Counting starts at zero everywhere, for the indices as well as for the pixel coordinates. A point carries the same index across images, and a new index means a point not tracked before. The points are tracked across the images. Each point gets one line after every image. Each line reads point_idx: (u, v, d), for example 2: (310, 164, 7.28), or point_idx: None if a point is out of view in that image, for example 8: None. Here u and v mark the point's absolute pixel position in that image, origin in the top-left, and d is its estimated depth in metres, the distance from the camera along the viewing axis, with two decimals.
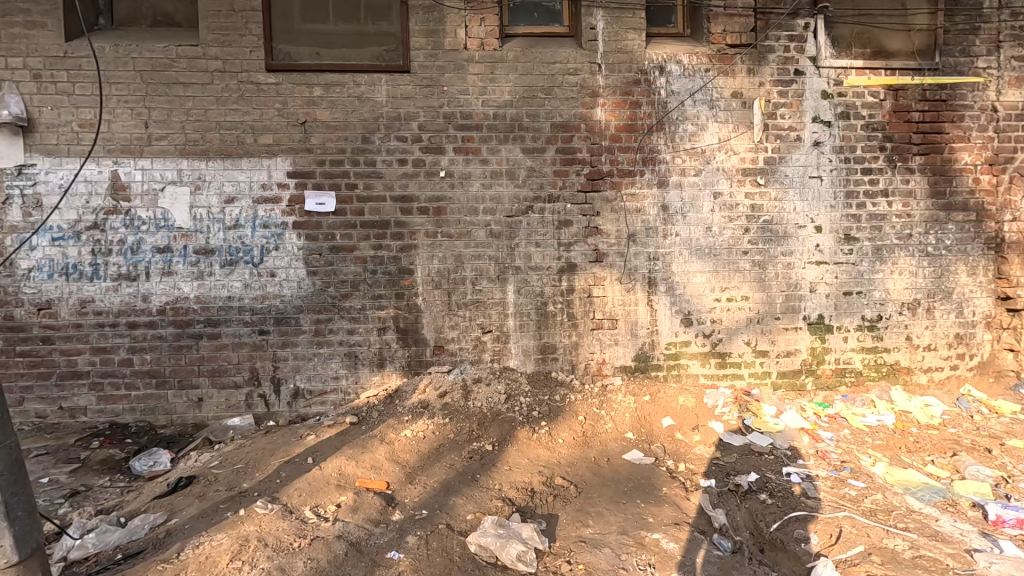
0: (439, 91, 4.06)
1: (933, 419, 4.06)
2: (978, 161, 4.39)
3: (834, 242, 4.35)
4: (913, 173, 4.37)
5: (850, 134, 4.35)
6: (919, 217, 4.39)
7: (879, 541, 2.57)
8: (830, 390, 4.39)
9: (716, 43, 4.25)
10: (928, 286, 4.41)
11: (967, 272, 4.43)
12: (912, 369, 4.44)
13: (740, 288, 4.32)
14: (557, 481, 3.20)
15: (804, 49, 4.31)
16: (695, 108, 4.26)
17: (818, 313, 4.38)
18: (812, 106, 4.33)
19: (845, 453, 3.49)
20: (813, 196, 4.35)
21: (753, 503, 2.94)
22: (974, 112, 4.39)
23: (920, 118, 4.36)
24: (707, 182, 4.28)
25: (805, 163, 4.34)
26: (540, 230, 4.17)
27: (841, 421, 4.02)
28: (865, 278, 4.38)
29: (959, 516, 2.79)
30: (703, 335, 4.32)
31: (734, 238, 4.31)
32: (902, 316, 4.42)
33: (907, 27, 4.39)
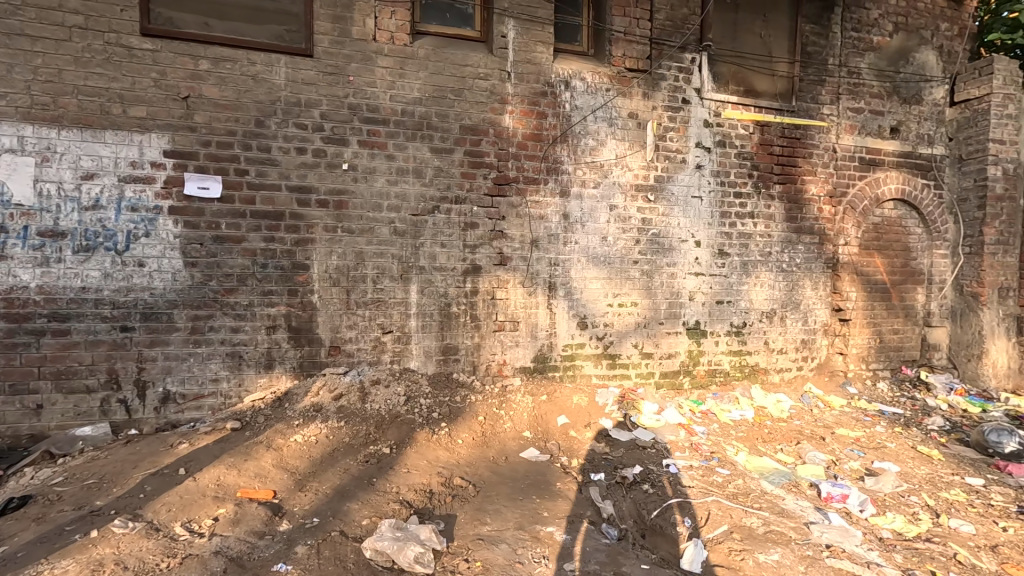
0: (344, 79, 3.89)
1: (783, 413, 4.68)
2: (822, 192, 5.17)
3: (710, 256, 4.87)
4: (773, 199, 5.03)
5: (725, 161, 4.89)
6: (777, 238, 5.05)
7: (739, 520, 2.87)
8: (703, 388, 4.88)
9: (616, 65, 4.57)
10: (782, 298, 5.10)
11: (811, 287, 5.18)
12: (768, 369, 5.10)
13: (630, 295, 4.67)
14: (456, 481, 3.21)
15: (690, 81, 4.78)
16: (596, 124, 4.53)
17: (695, 319, 4.86)
18: (696, 132, 4.81)
19: (714, 444, 3.91)
20: (694, 214, 4.82)
21: (637, 493, 3.17)
22: (819, 151, 5.16)
23: (780, 152, 5.04)
24: (605, 195, 4.57)
25: (688, 183, 4.80)
26: (446, 230, 4.16)
27: (711, 416, 4.49)
28: (733, 289, 4.95)
29: (800, 495, 3.21)
30: (597, 338, 4.59)
31: (626, 249, 4.64)
32: (761, 323, 5.05)
33: (772, 72, 5.06)
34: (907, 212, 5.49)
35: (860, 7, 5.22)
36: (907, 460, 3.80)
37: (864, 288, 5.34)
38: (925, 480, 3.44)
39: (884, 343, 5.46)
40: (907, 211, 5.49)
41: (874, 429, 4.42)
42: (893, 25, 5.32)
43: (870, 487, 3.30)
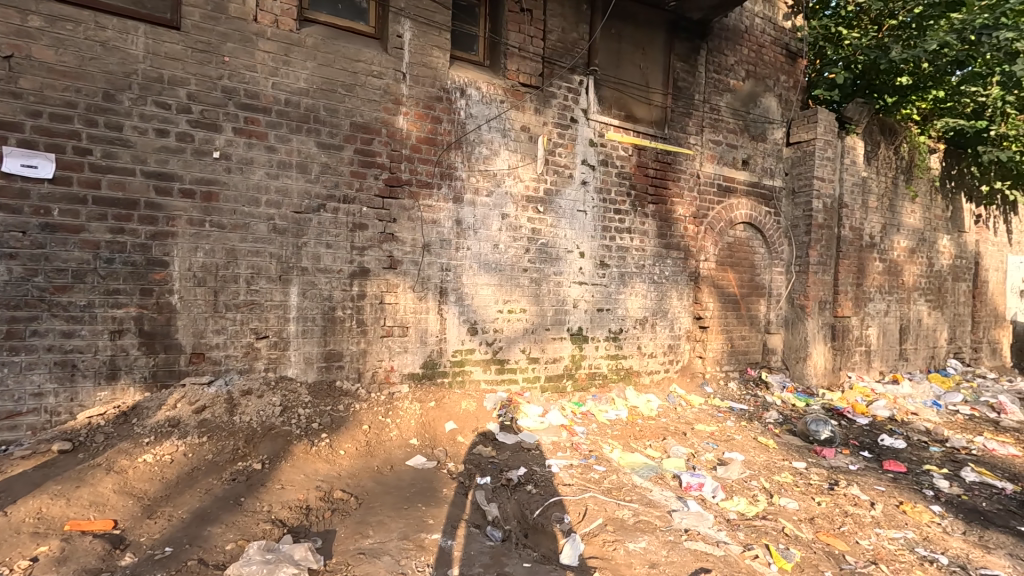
0: (217, 59, 3.54)
1: (652, 411, 5.14)
2: (687, 213, 5.79)
3: (593, 267, 5.20)
4: (647, 217, 5.52)
5: (607, 179, 5.27)
6: (650, 252, 5.55)
7: (612, 513, 3.06)
8: (584, 391, 5.19)
9: (510, 78, 4.72)
10: (653, 306, 5.60)
11: (677, 297, 5.77)
12: (640, 372, 5.57)
13: (519, 301, 4.81)
14: (336, 494, 3.05)
15: (578, 101, 5.10)
16: (489, 134, 4.62)
17: (578, 325, 5.15)
18: (582, 150, 5.12)
19: (592, 443, 4.16)
20: (579, 226, 5.12)
21: (521, 494, 3.26)
22: (686, 176, 5.77)
23: (654, 174, 5.55)
24: (497, 203, 4.67)
25: (574, 198, 5.09)
26: (332, 230, 3.95)
27: (590, 416, 4.78)
28: (612, 298, 5.33)
29: (664, 486, 3.52)
30: (486, 344, 4.66)
31: (516, 257, 4.78)
32: (635, 330, 5.50)
33: (649, 101, 5.57)
34: (754, 234, 6.35)
35: (720, 53, 5.96)
36: (750, 449, 4.36)
37: (719, 299, 6.07)
38: (763, 466, 3.96)
39: (734, 348, 6.24)
40: (753, 233, 6.35)
41: (725, 424, 5.01)
42: (745, 72, 6.14)
43: (720, 475, 3.73)
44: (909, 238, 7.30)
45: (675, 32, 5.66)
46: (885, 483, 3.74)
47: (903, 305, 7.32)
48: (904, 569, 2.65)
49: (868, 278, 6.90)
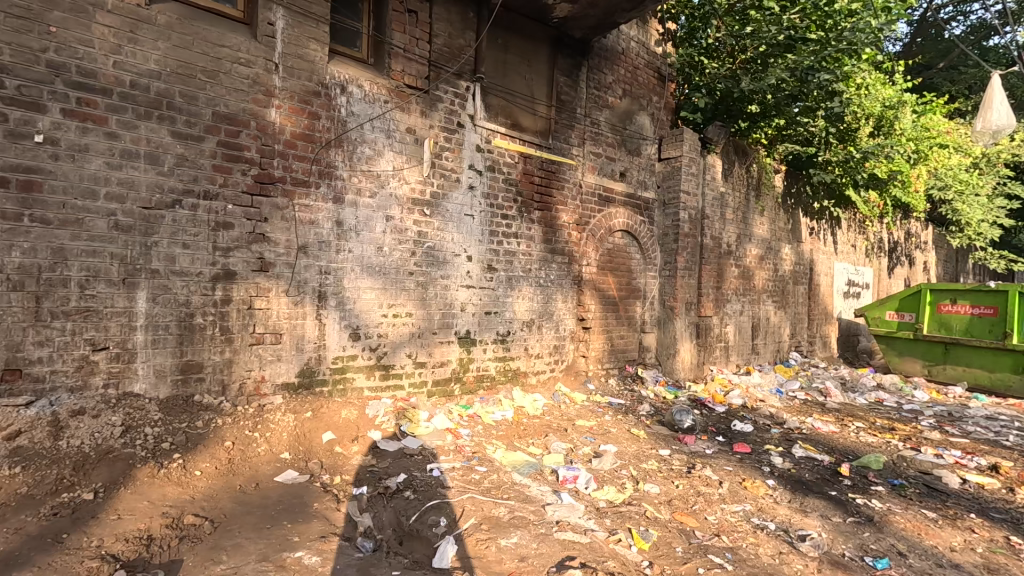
0: (41, 28, 3.07)
1: (537, 410, 5.32)
2: (571, 220, 6.09)
3: (480, 270, 5.27)
4: (533, 223, 5.72)
5: (494, 184, 5.38)
6: (536, 256, 5.75)
7: (489, 511, 3.11)
8: (471, 394, 5.24)
9: (394, 79, 4.64)
10: (539, 309, 5.81)
11: (562, 300, 6.04)
12: (526, 372, 5.75)
13: (405, 305, 4.73)
14: (187, 519, 2.78)
15: (465, 107, 5.15)
16: (372, 133, 4.50)
17: (466, 328, 5.19)
18: (469, 155, 5.18)
19: (476, 445, 4.21)
20: (466, 231, 5.16)
21: (399, 501, 3.19)
22: (569, 185, 6.07)
23: (539, 181, 5.76)
24: (381, 205, 4.56)
25: (461, 202, 5.12)
26: (190, 229, 3.59)
27: (477, 418, 4.83)
28: (499, 301, 5.45)
29: (543, 481, 3.66)
30: (370, 349, 4.52)
31: (402, 260, 4.70)
32: (522, 332, 5.67)
33: (534, 112, 5.80)
34: (631, 241, 6.86)
35: (600, 71, 6.37)
36: (623, 441, 4.68)
37: (600, 301, 6.46)
38: (633, 456, 4.28)
39: (614, 347, 6.68)
40: (630, 240, 6.85)
41: (603, 418, 5.34)
42: (622, 91, 6.63)
43: (594, 467, 3.96)
44: (759, 247, 8.35)
45: (558, 48, 5.95)
46: (732, 464, 4.22)
47: (755, 306, 8.34)
48: (741, 537, 2.99)
49: (726, 281, 7.77)
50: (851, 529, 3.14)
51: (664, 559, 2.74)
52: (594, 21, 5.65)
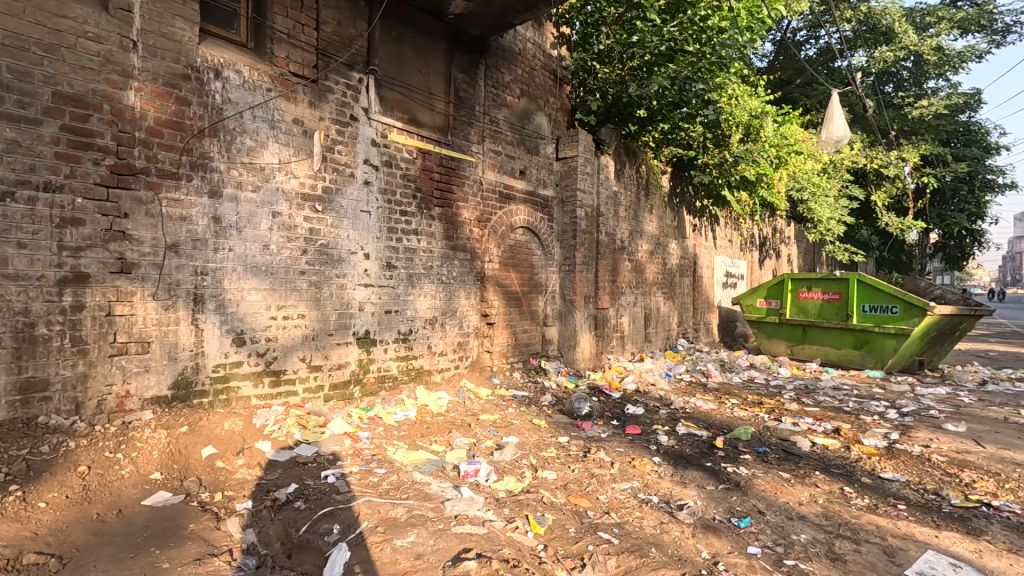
0: None
1: (442, 407, 5.29)
2: (472, 217, 6.13)
3: (379, 268, 5.13)
4: (434, 220, 5.67)
5: (391, 180, 5.26)
6: (437, 253, 5.71)
7: (386, 513, 3.06)
8: (373, 395, 5.09)
9: (278, 65, 4.35)
10: (442, 306, 5.79)
11: (465, 297, 6.06)
12: (430, 370, 5.71)
13: (296, 307, 4.48)
14: (27, 558, 2.43)
15: (358, 99, 4.97)
16: (254, 123, 4.19)
17: (365, 329, 5.03)
18: (363, 149, 5.01)
19: (376, 447, 4.10)
20: (362, 227, 4.99)
21: (287, 513, 3.04)
22: (469, 182, 6.10)
23: (438, 178, 5.72)
24: (266, 200, 4.26)
25: (356, 198, 4.94)
26: (26, 225, 3.12)
27: (378, 420, 4.70)
28: (400, 299, 5.34)
29: (444, 478, 3.66)
30: (257, 355, 4.22)
31: (291, 258, 4.44)
32: (425, 330, 5.61)
33: (432, 108, 5.74)
34: (532, 238, 7.05)
35: (497, 70, 6.46)
36: (524, 431, 4.81)
37: (503, 297, 6.58)
38: (533, 445, 4.42)
39: (518, 341, 6.84)
40: (531, 237, 7.04)
41: (507, 411, 5.44)
42: (520, 91, 6.78)
43: (495, 459, 4.04)
44: (649, 242, 8.98)
45: (454, 45, 5.94)
46: (624, 445, 4.51)
47: (646, 297, 8.97)
48: (627, 512, 3.21)
49: (621, 275, 8.26)
50: (721, 495, 3.50)
51: (557, 541, 2.86)
52: (489, 20, 5.71)
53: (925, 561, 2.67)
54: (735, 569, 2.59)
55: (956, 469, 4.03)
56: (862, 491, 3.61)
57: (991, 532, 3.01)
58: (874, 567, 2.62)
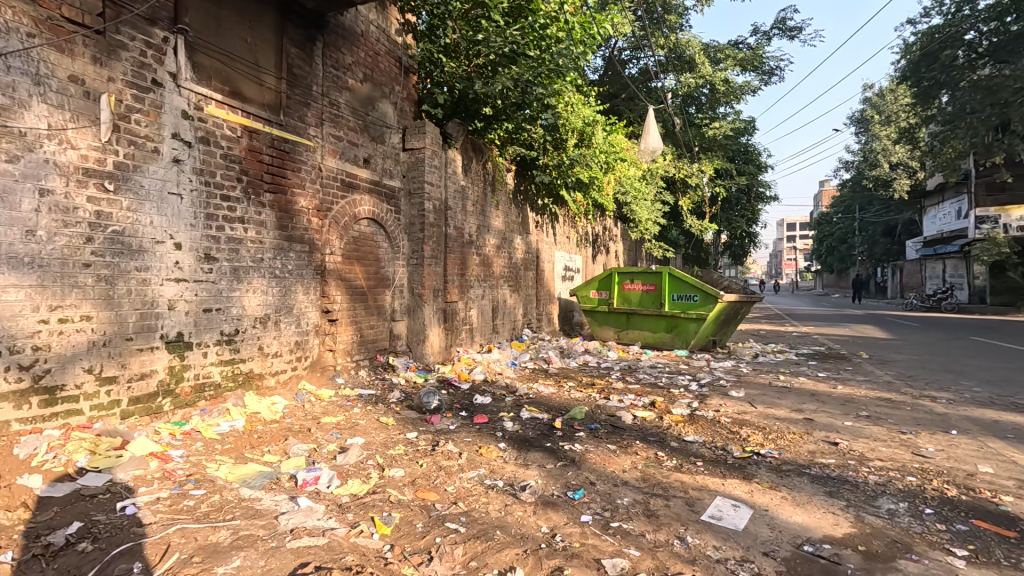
0: None
1: (276, 414, 4.80)
2: (310, 205, 5.65)
3: (194, 261, 4.45)
4: (264, 206, 5.10)
5: (209, 160, 4.59)
6: (268, 245, 5.16)
7: (205, 540, 2.68)
8: (188, 407, 4.41)
9: (44, 7, 3.49)
10: (275, 303, 5.24)
11: (303, 292, 5.58)
12: (262, 374, 5.15)
13: (79, 308, 3.68)
14: None
15: (163, 62, 4.23)
16: (7, 76, 3.32)
17: (177, 331, 4.32)
18: (171, 121, 4.28)
19: (192, 466, 3.57)
20: (171, 212, 4.27)
21: (67, 558, 2.48)
22: (306, 167, 5.61)
23: (269, 161, 5.16)
24: (29, 173, 3.42)
25: (162, 178, 4.20)
26: None
27: (195, 435, 4.10)
28: (222, 296, 4.70)
29: (277, 490, 3.34)
30: (18, 369, 3.37)
31: (69, 248, 3.62)
32: (254, 329, 5.04)
33: (260, 82, 5.14)
34: (377, 230, 6.77)
35: (337, 50, 6.05)
36: (370, 431, 4.61)
37: (346, 291, 6.22)
38: (380, 444, 4.27)
39: (363, 338, 6.54)
40: (377, 229, 6.77)
41: (351, 412, 5.16)
42: (363, 75, 6.46)
43: (338, 463, 3.81)
44: (496, 237, 9.28)
45: (287, 16, 5.41)
46: (471, 435, 4.60)
47: (494, 290, 9.28)
48: (474, 500, 3.29)
49: (469, 269, 8.40)
50: (559, 471, 3.79)
51: (405, 539, 2.81)
52: None
53: (716, 506, 3.21)
54: (569, 538, 2.82)
55: (738, 427, 4.94)
56: (671, 454, 4.22)
57: (759, 474, 3.75)
58: (679, 517, 3.08)
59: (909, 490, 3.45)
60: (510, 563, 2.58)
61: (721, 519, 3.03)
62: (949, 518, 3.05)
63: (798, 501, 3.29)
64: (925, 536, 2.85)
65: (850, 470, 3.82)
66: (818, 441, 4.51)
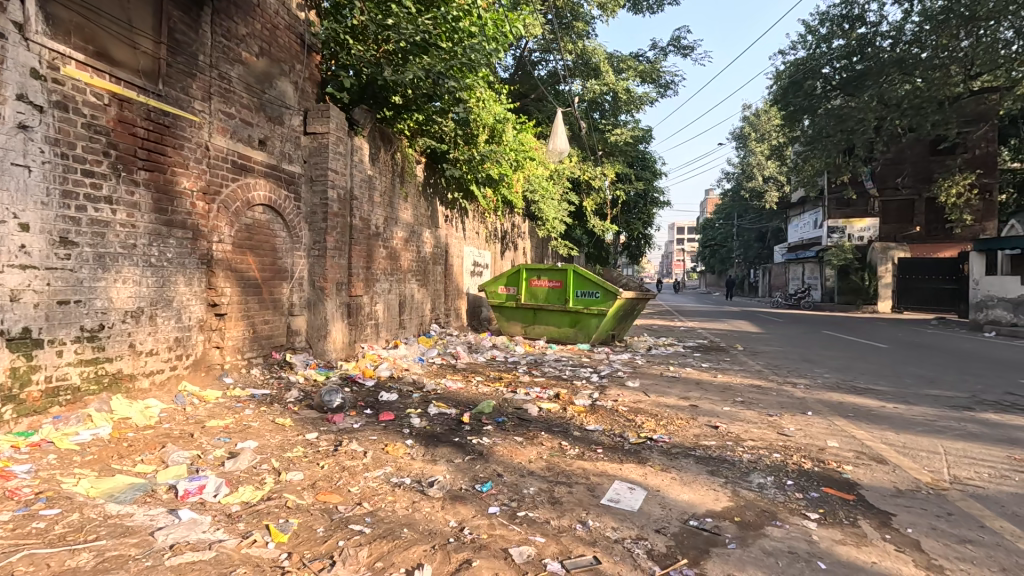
0: None
1: (151, 419, 4.29)
2: (194, 187, 5.10)
3: (46, 245, 3.84)
4: (137, 186, 4.52)
5: (67, 129, 3.97)
6: (142, 229, 4.58)
7: (59, 566, 2.33)
8: (37, 415, 3.80)
9: None
10: (150, 295, 4.68)
11: (184, 283, 5.03)
12: (133, 375, 4.56)
13: None
14: None
15: (6, 9, 3.57)
16: None
17: (23, 327, 3.70)
18: (16, 80, 3.64)
19: (43, 482, 3.08)
20: (15, 187, 3.64)
21: None
22: (190, 145, 5.05)
23: (145, 135, 4.58)
24: None
25: (3, 146, 3.57)
26: None
27: (45, 447, 3.55)
28: (83, 286, 4.10)
29: (153, 504, 2.99)
30: None
31: None
32: (124, 325, 4.45)
33: (133, 46, 4.51)
34: (274, 217, 6.29)
35: (229, 18, 5.54)
36: (265, 434, 4.28)
37: (237, 283, 5.72)
38: (276, 447, 3.99)
39: (256, 334, 6.07)
40: (273, 216, 6.28)
41: (242, 414, 4.76)
42: (258, 49, 5.97)
43: (227, 470, 3.50)
44: (404, 230, 9.05)
45: None
46: (377, 433, 4.46)
47: (401, 284, 9.05)
48: (380, 499, 3.19)
49: (375, 262, 8.11)
50: (467, 465, 3.80)
51: (304, 545, 2.65)
52: None
53: (614, 489, 3.43)
54: (477, 530, 2.84)
55: (634, 415, 5.29)
56: (574, 443, 4.41)
57: (652, 458, 4.06)
58: (581, 502, 3.23)
59: (775, 465, 3.93)
60: (418, 560, 2.54)
61: (619, 502, 3.24)
62: (805, 487, 3.53)
63: (685, 480, 3.61)
64: (786, 504, 3.27)
65: (728, 450, 4.26)
66: (702, 425, 4.98)
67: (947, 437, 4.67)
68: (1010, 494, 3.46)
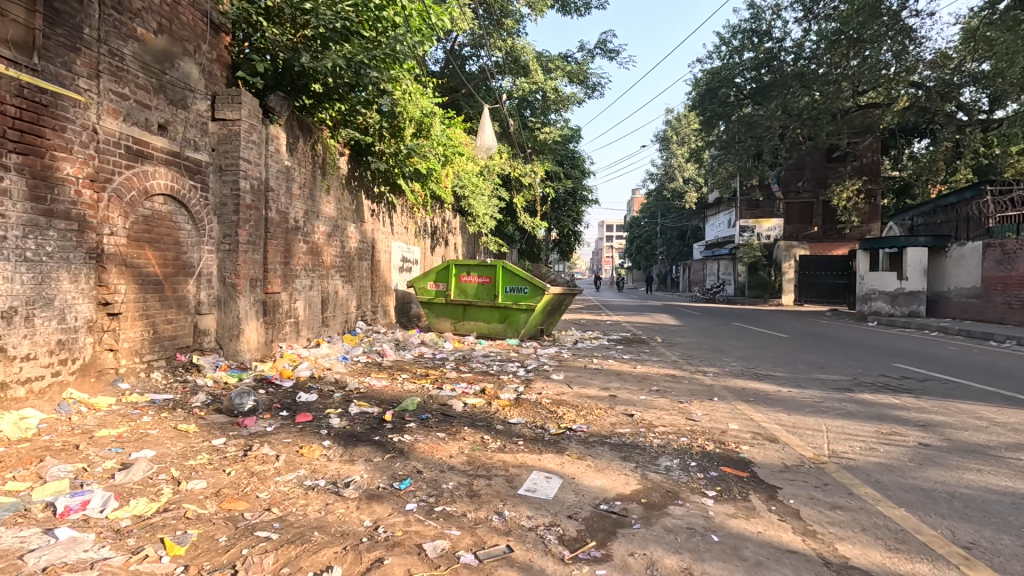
0: None
1: (27, 431, 3.86)
2: (80, 174, 4.62)
3: None
4: (7, 170, 4.04)
5: None
6: (14, 220, 4.10)
7: None
8: None
9: None
10: (26, 294, 4.19)
11: (69, 280, 4.55)
12: (5, 384, 4.07)
13: None
14: None
15: None
16: None
17: None
18: None
19: None
20: None
21: None
22: (75, 127, 4.57)
23: (17, 115, 4.09)
24: None
25: None
26: None
27: None
28: None
29: (25, 524, 2.70)
30: None
31: None
32: None
33: None
34: (177, 209, 5.83)
35: None
36: (164, 441, 3.98)
37: (134, 280, 5.26)
38: (176, 455, 3.72)
39: (156, 334, 5.61)
40: (176, 207, 5.83)
41: (139, 421, 4.39)
42: (157, 25, 5.49)
43: (117, 483, 3.22)
44: (326, 224, 8.70)
45: None
46: (292, 436, 4.28)
47: (323, 281, 8.70)
48: (291, 503, 3.07)
49: (294, 257, 7.74)
50: (386, 463, 3.75)
51: (203, 556, 2.51)
52: None
53: (532, 479, 3.52)
54: (392, 528, 2.82)
55: (556, 407, 5.45)
56: (496, 436, 4.47)
57: (570, 447, 4.21)
58: (498, 493, 3.29)
59: (682, 449, 4.20)
60: (328, 563, 2.48)
61: (535, 491, 3.33)
62: (706, 467, 3.81)
63: (599, 467, 3.77)
64: (689, 484, 3.51)
65: (640, 436, 4.50)
66: (619, 414, 5.23)
67: (829, 416, 5.22)
68: (875, 464, 3.94)
